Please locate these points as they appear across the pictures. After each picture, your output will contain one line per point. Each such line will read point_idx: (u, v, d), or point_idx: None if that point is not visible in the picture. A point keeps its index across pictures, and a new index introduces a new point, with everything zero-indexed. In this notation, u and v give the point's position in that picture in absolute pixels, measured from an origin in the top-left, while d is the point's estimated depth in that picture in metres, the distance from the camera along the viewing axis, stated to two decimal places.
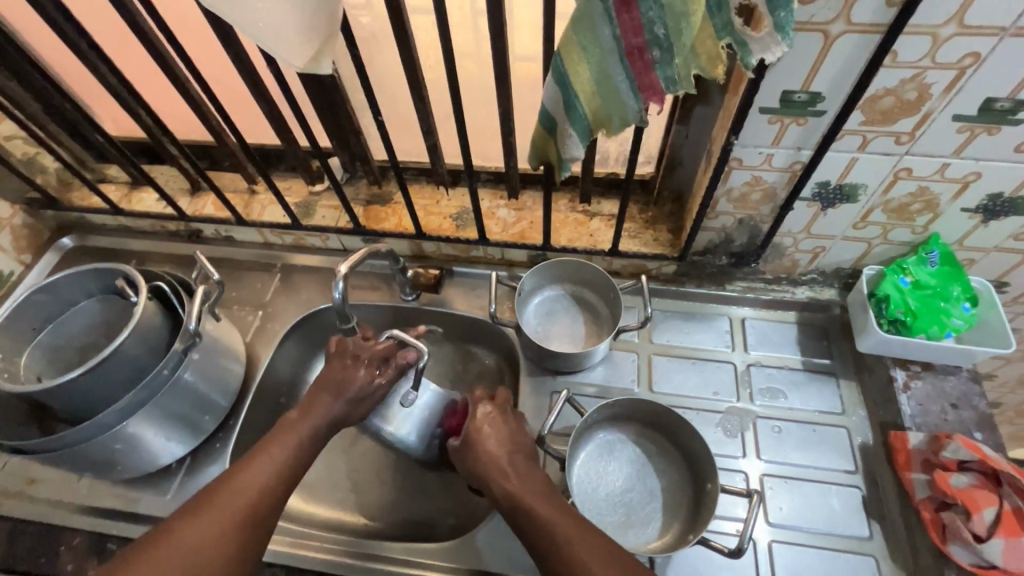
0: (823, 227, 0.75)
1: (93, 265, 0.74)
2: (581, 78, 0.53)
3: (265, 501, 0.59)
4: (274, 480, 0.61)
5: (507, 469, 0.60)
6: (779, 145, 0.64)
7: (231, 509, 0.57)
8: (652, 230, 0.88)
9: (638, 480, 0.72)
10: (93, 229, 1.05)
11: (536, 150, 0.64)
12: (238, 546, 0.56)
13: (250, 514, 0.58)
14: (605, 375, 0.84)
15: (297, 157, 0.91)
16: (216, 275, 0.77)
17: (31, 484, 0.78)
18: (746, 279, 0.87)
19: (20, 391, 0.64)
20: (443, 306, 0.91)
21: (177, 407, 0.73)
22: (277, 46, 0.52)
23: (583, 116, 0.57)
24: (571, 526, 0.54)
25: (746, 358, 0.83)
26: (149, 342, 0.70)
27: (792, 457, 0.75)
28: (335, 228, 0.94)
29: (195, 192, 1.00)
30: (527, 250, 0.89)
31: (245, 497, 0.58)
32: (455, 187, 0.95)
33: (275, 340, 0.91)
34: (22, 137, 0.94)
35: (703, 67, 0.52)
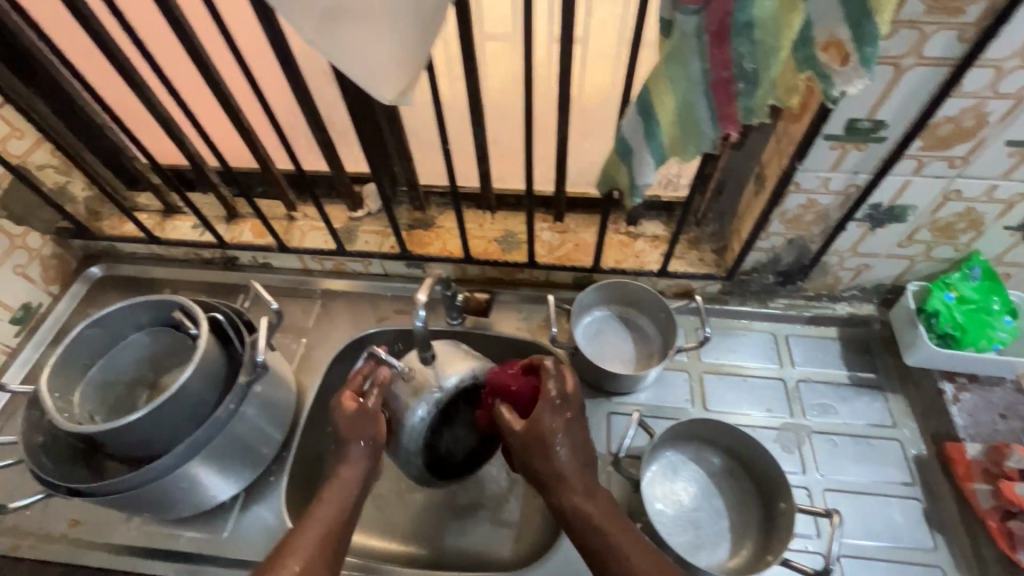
0: (869, 246, 0.77)
1: (150, 296, 0.72)
2: (664, 108, 0.55)
3: (339, 526, 0.62)
4: (348, 511, 0.63)
5: (574, 486, 0.61)
6: (838, 169, 0.67)
7: (310, 540, 0.59)
8: (696, 250, 0.89)
9: (704, 500, 0.73)
10: (122, 257, 1.02)
11: (606, 176, 0.65)
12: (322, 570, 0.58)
13: (328, 539, 0.60)
14: (657, 395, 0.84)
15: (341, 183, 0.90)
16: (274, 304, 0.76)
17: (75, 526, 0.75)
18: (788, 296, 0.89)
19: (86, 430, 0.62)
20: (489, 329, 0.91)
21: (236, 442, 0.71)
22: (370, 80, 0.53)
23: (660, 145, 0.59)
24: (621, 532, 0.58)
25: (794, 374, 0.85)
26: (209, 376, 0.69)
27: (850, 471, 0.76)
28: (379, 253, 0.93)
29: (231, 218, 0.98)
30: (574, 272, 0.90)
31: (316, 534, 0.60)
32: (498, 210, 0.95)
33: (321, 367, 0.89)
34: (54, 166, 0.92)
35: (780, 98, 0.55)
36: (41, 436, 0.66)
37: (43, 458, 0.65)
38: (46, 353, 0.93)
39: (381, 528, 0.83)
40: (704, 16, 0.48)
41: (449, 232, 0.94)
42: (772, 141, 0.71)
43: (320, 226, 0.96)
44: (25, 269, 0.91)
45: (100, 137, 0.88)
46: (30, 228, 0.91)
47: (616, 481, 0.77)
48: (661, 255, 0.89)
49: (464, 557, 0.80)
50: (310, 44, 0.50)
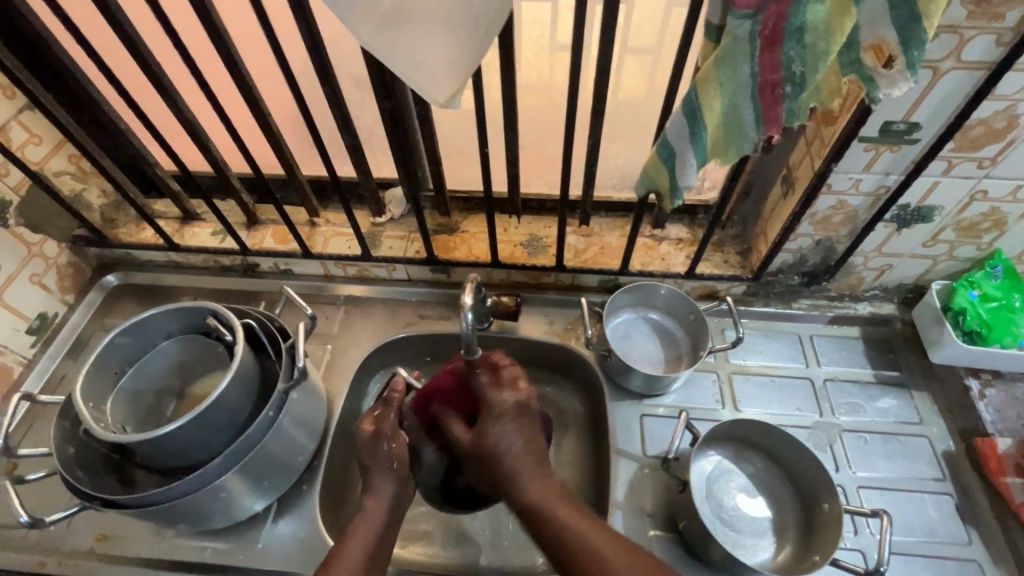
0: (895, 246, 0.79)
1: (182, 303, 0.71)
2: (711, 111, 0.56)
3: (381, 540, 0.63)
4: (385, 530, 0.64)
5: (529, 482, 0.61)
6: (870, 171, 0.68)
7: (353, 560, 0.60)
8: (721, 252, 0.90)
9: (743, 499, 0.73)
10: (138, 265, 1.00)
11: (646, 178, 0.66)
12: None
13: (372, 556, 0.61)
14: (688, 397, 0.84)
15: (367, 189, 0.90)
16: (309, 309, 0.75)
17: (102, 541, 0.73)
18: (811, 297, 0.90)
19: (124, 440, 0.60)
20: (516, 333, 0.91)
21: (272, 451, 0.70)
22: (423, 83, 0.53)
23: (704, 147, 0.59)
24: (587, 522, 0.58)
25: (821, 373, 0.86)
26: (246, 384, 0.68)
27: (882, 468, 0.77)
28: (404, 258, 0.92)
29: (252, 225, 0.97)
30: (600, 275, 0.91)
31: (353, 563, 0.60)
32: (523, 215, 0.95)
33: (348, 374, 0.89)
34: (71, 173, 0.90)
35: (823, 101, 0.56)
36: (73, 447, 0.64)
37: (77, 470, 0.64)
38: (63, 363, 0.91)
39: (413, 536, 0.82)
40: (758, 20, 0.49)
41: (474, 237, 0.94)
42: (802, 143, 0.73)
43: (344, 232, 0.95)
44: (42, 277, 0.89)
45: (120, 143, 0.87)
46: (46, 235, 0.89)
47: (653, 482, 0.77)
48: (686, 258, 0.89)
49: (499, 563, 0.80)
50: (366, 47, 0.50)
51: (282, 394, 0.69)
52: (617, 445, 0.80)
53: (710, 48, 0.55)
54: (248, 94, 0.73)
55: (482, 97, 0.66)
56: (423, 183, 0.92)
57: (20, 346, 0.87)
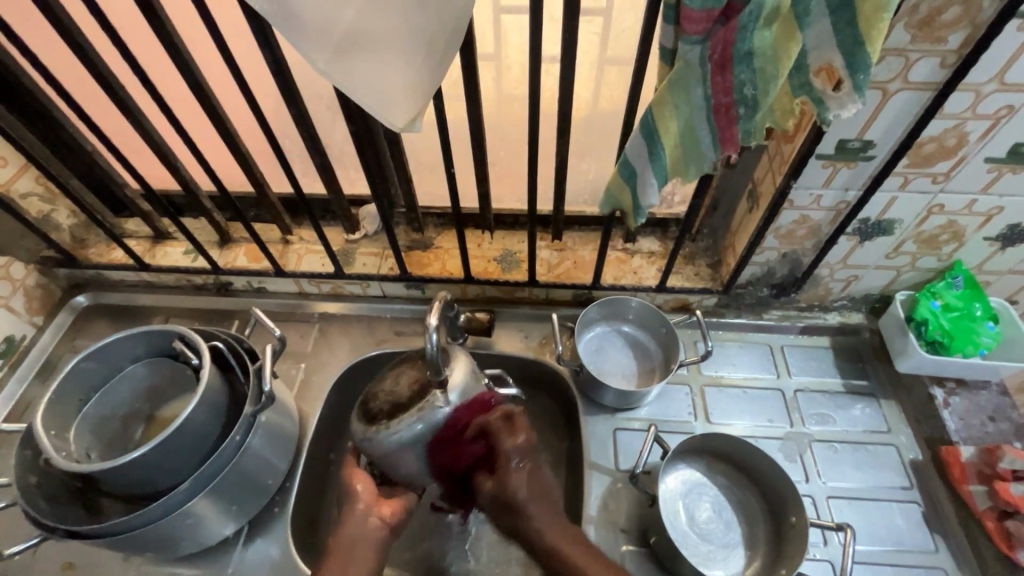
0: (859, 258, 0.80)
1: (146, 327, 0.70)
2: (669, 132, 0.57)
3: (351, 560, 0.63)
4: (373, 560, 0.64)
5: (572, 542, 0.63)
6: (829, 187, 0.70)
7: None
8: (693, 265, 0.91)
9: (715, 512, 0.74)
10: (108, 285, 0.99)
11: (611, 197, 0.67)
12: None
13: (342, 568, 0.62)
14: (661, 410, 0.85)
15: (340, 206, 0.89)
16: (277, 330, 0.74)
17: (68, 570, 0.71)
18: (782, 307, 0.91)
19: (87, 469, 0.59)
20: (491, 349, 0.91)
21: (240, 476, 0.69)
22: (381, 107, 0.53)
23: (663, 166, 0.60)
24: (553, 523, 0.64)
25: (792, 384, 0.87)
26: (213, 407, 0.67)
27: (851, 477, 0.78)
28: (378, 275, 0.92)
29: (224, 243, 0.97)
30: (574, 289, 0.91)
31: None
32: (496, 230, 0.95)
33: (323, 392, 0.88)
34: (38, 194, 0.89)
35: (776, 121, 0.57)
36: (35, 476, 0.63)
37: (40, 501, 0.63)
38: (31, 387, 0.90)
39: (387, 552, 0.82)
40: (707, 46, 0.51)
41: (448, 253, 0.94)
42: (765, 159, 0.74)
43: (317, 249, 0.95)
44: (8, 300, 0.88)
45: (88, 164, 0.87)
46: (14, 258, 0.88)
47: (627, 496, 0.77)
48: (658, 271, 0.90)
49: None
50: (323, 75, 0.50)
51: (251, 417, 0.69)
52: (590, 458, 0.80)
53: (666, 71, 0.56)
54: (214, 115, 0.72)
55: (445, 119, 0.66)
56: (395, 200, 0.92)
57: None
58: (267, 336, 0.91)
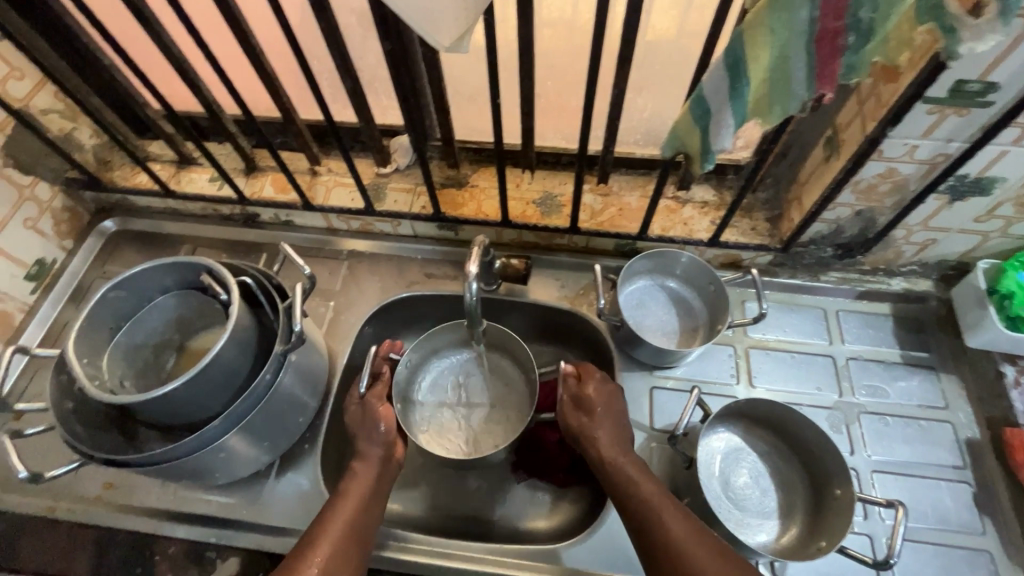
0: (943, 220, 0.72)
1: (173, 258, 0.68)
2: (757, 63, 0.49)
3: (366, 507, 0.61)
4: (374, 493, 0.63)
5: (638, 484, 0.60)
6: (929, 137, 0.60)
7: (341, 514, 0.59)
8: (749, 218, 0.84)
9: (751, 480, 0.71)
10: (136, 210, 0.97)
11: (675, 138, 0.59)
12: (353, 560, 0.57)
13: (359, 519, 0.60)
14: (701, 371, 0.81)
15: (371, 137, 0.83)
16: (307, 268, 0.70)
17: (110, 489, 0.72)
18: (842, 270, 0.85)
19: (121, 401, 0.58)
20: (525, 298, 0.87)
21: (273, 414, 0.69)
22: (425, 22, 0.46)
23: (744, 103, 0.52)
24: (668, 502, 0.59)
25: (844, 352, 0.82)
26: (241, 342, 0.65)
27: (900, 452, 0.75)
28: (410, 213, 0.87)
29: (251, 171, 0.92)
30: (617, 239, 0.85)
31: (346, 512, 0.60)
32: (537, 170, 0.89)
33: (353, 332, 0.86)
34: (58, 111, 0.85)
35: (889, 54, 0.48)
36: (71, 402, 0.63)
37: (76, 426, 0.63)
38: (64, 310, 0.90)
39: (414, 487, 0.81)
40: None
41: (484, 193, 0.88)
42: (854, 101, 0.65)
43: (346, 182, 0.90)
44: (36, 222, 0.86)
45: (106, 80, 0.81)
46: (39, 178, 0.85)
47: (660, 457, 0.74)
48: (710, 224, 0.83)
49: (500, 521, 0.78)
50: None
51: (280, 356, 0.67)
52: None
53: None
54: (236, 27, 0.65)
55: (493, 39, 0.58)
56: (429, 133, 0.85)
57: (20, 292, 0.85)
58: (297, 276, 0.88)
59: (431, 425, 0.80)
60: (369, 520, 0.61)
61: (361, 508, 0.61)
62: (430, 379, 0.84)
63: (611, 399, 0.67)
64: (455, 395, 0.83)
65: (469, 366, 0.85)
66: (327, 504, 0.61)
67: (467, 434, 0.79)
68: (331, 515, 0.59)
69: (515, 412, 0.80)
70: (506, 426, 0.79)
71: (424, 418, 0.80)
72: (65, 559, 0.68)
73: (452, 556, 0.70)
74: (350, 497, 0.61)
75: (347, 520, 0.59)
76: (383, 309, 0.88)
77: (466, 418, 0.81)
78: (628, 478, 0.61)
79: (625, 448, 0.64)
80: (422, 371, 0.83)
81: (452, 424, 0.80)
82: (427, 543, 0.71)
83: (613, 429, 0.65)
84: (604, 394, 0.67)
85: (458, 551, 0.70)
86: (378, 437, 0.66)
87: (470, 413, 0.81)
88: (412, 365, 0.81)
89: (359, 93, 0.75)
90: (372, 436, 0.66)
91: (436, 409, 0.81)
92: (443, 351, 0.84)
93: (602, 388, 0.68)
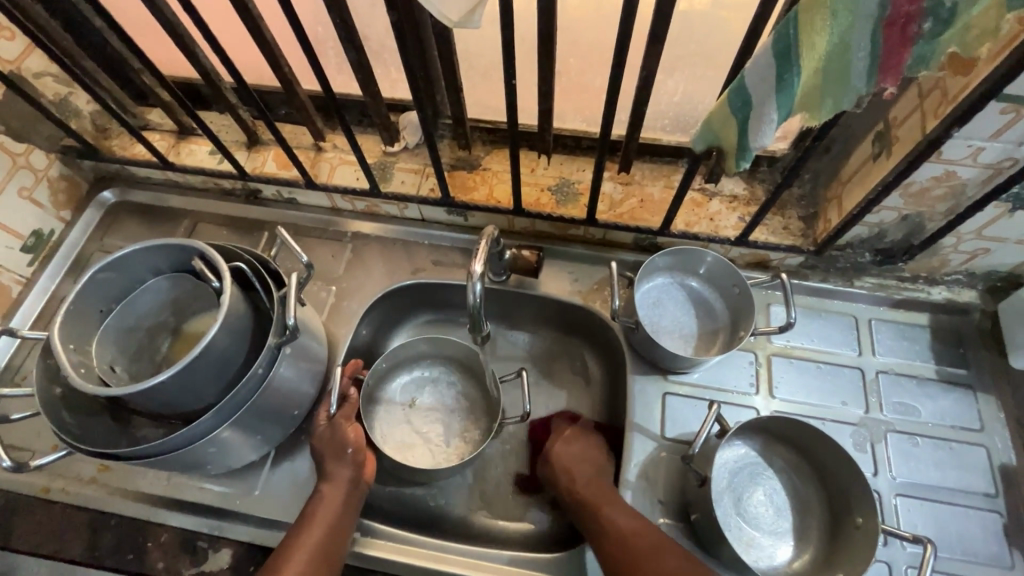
0: (999, 229, 0.65)
1: (165, 240, 0.64)
2: (812, 51, 0.42)
3: (335, 530, 0.60)
4: (345, 510, 0.62)
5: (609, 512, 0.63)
6: (998, 139, 0.54)
7: (310, 538, 0.58)
8: (782, 216, 0.78)
9: (765, 499, 0.68)
10: (135, 181, 0.94)
11: (708, 133, 0.53)
12: None
13: (327, 543, 0.59)
14: (718, 377, 0.76)
15: (378, 113, 0.78)
16: (305, 257, 0.68)
17: (104, 471, 0.71)
18: (879, 276, 0.79)
19: (105, 393, 0.55)
20: (536, 291, 0.82)
21: (268, 406, 0.66)
22: None
23: (791, 95, 0.46)
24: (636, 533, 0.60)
25: (874, 364, 0.76)
26: (234, 331, 0.62)
27: (927, 475, 0.70)
28: (417, 196, 0.82)
29: (252, 145, 0.87)
30: (636, 233, 0.79)
31: (314, 536, 0.59)
32: (554, 153, 0.83)
33: (355, 319, 0.82)
34: (52, 74, 0.81)
35: (967, 44, 0.41)
36: (60, 387, 0.62)
37: (63, 413, 0.61)
38: (63, 283, 0.87)
39: None
40: None
41: (496, 177, 0.82)
42: (913, 93, 0.58)
43: (351, 160, 0.86)
44: (32, 192, 0.83)
45: (99, 43, 0.77)
46: (33, 145, 0.82)
47: (668, 467, 0.71)
48: (739, 220, 0.77)
49: (500, 526, 0.75)
50: None
51: (275, 348, 0.64)
52: (634, 420, 0.74)
53: None
54: None
55: (510, 12, 0.52)
56: (439, 110, 0.80)
57: (16, 264, 0.83)
58: (295, 265, 0.84)
59: (393, 436, 0.77)
60: (340, 542, 0.61)
61: (329, 531, 0.60)
62: (398, 387, 0.81)
63: (583, 442, 0.73)
64: (421, 404, 0.80)
65: (437, 377, 0.83)
66: (292, 527, 0.60)
67: (431, 446, 0.77)
68: (299, 538, 0.58)
69: (478, 427, 0.79)
70: (467, 440, 0.77)
71: (387, 428, 0.78)
72: (59, 540, 0.68)
73: (447, 559, 0.67)
74: (320, 517, 0.60)
75: (314, 545, 0.58)
76: (386, 296, 0.84)
77: (427, 432, 0.78)
78: (593, 511, 0.64)
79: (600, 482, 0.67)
80: (388, 379, 0.81)
81: (414, 436, 0.77)
82: (423, 544, 0.68)
83: (588, 466, 0.69)
84: (575, 445, 0.72)
85: (455, 555, 0.67)
86: (348, 459, 0.64)
87: (433, 426, 0.79)
88: (382, 372, 0.79)
89: (365, 66, 0.69)
90: (341, 458, 0.64)
91: (397, 420, 0.79)
92: (414, 361, 0.82)
93: (574, 439, 0.73)
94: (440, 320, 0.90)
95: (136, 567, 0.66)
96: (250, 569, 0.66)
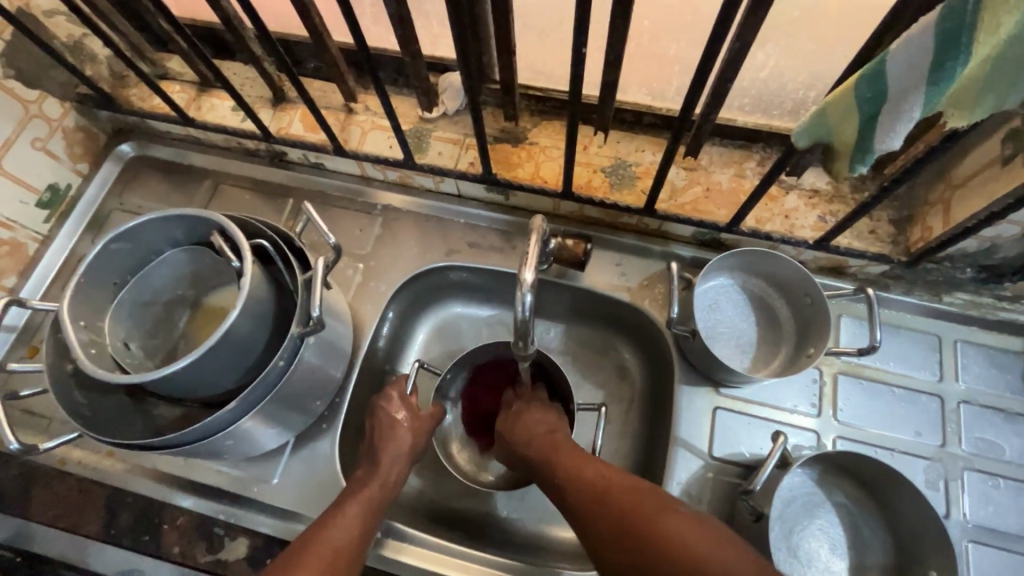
0: None
1: (181, 211, 0.58)
2: (989, 28, 0.32)
3: (366, 525, 0.57)
4: (379, 511, 0.59)
5: (578, 466, 0.57)
6: None
7: (337, 534, 0.55)
8: (869, 218, 0.68)
9: (819, 534, 0.62)
10: (154, 136, 0.87)
11: (820, 125, 0.43)
12: None
13: (356, 539, 0.56)
14: (777, 394, 0.69)
15: (417, 75, 0.70)
16: (332, 238, 0.62)
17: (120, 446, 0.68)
18: (974, 292, 0.69)
19: (116, 382, 0.51)
20: (580, 284, 0.75)
21: (290, 398, 0.62)
22: None
23: (942, 87, 0.36)
24: (620, 481, 0.53)
25: (957, 392, 0.68)
26: (256, 317, 0.57)
27: (1007, 521, 0.63)
28: (455, 170, 0.74)
29: (278, 103, 0.80)
30: (698, 227, 0.71)
31: (344, 533, 0.55)
32: (611, 129, 0.74)
33: (382, 301, 0.76)
34: (64, 14, 0.73)
35: None
36: (71, 364, 0.58)
37: (74, 392, 0.58)
38: (80, 242, 0.83)
39: (438, 477, 0.74)
40: None
41: (544, 154, 0.74)
42: None
43: (384, 125, 0.78)
44: (47, 143, 0.77)
45: None
46: (47, 92, 0.75)
47: (716, 490, 0.65)
48: (819, 220, 0.68)
49: (525, 533, 0.71)
50: None
51: (298, 338, 0.59)
52: (679, 435, 0.67)
53: None
54: None
55: None
56: (485, 75, 0.71)
57: (32, 221, 0.78)
58: (319, 244, 0.78)
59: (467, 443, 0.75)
60: (365, 542, 0.57)
61: (356, 529, 0.56)
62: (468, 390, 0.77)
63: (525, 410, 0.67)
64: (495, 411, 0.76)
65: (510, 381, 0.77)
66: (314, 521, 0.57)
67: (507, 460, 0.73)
68: (326, 530, 0.55)
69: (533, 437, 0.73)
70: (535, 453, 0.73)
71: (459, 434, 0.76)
72: (77, 514, 0.66)
73: (467, 568, 0.64)
74: (349, 510, 0.57)
75: (343, 537, 0.55)
76: (416, 278, 0.78)
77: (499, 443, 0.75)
78: (578, 477, 0.56)
79: (557, 439, 0.61)
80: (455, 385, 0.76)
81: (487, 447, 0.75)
82: (446, 550, 0.65)
83: (540, 422, 0.65)
84: (542, 418, 0.65)
85: (476, 564, 0.64)
86: (391, 466, 0.62)
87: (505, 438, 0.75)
88: (448, 378, 0.74)
89: (406, 21, 0.60)
90: (396, 462, 0.62)
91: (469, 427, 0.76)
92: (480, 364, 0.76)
93: (527, 408, 0.67)
94: (470, 313, 0.84)
95: (153, 549, 0.64)
96: (267, 562, 0.63)
